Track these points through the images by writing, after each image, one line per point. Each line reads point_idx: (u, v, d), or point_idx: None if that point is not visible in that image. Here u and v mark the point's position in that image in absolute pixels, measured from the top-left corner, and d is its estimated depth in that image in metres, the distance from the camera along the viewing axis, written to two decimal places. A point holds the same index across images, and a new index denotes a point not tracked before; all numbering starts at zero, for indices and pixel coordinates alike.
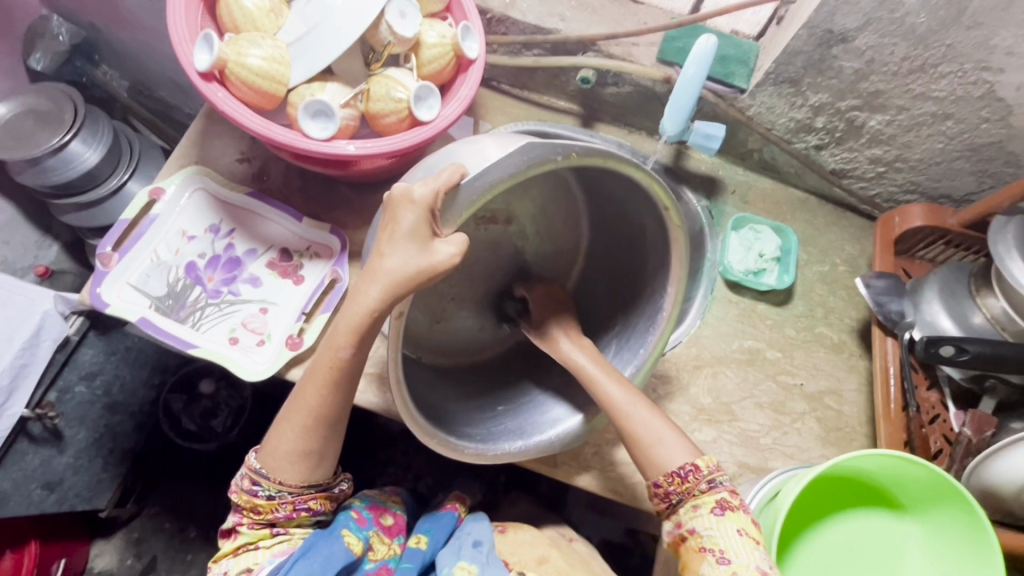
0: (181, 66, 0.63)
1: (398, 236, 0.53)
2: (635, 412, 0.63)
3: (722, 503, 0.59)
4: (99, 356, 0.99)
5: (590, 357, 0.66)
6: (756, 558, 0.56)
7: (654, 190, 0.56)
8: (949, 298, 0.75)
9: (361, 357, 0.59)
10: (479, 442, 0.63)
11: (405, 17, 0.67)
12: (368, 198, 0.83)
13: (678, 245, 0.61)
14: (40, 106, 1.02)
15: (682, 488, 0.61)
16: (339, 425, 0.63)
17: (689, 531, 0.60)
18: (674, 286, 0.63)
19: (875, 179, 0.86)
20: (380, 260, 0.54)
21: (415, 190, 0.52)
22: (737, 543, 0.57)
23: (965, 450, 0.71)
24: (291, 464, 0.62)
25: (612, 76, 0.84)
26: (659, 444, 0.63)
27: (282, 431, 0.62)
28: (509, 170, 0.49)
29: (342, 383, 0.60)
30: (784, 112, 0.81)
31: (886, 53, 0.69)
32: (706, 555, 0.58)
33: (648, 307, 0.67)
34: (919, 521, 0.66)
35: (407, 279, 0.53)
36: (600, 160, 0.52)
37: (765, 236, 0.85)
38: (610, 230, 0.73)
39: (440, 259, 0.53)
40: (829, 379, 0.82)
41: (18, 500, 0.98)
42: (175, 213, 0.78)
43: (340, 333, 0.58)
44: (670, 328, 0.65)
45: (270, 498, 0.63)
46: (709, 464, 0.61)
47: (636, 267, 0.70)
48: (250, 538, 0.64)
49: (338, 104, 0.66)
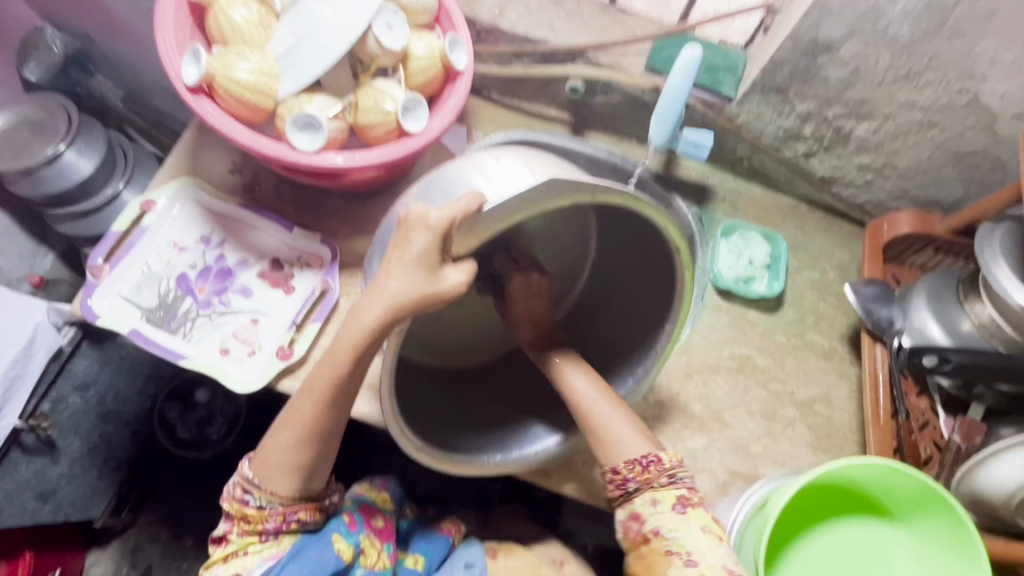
0: (169, 80, 0.63)
1: (407, 258, 0.54)
2: (599, 409, 0.63)
3: (682, 500, 0.63)
4: (93, 365, 0.99)
5: (589, 386, 0.64)
6: (721, 557, 0.60)
7: (664, 228, 0.55)
8: (938, 305, 0.76)
9: (360, 374, 0.60)
10: (456, 453, 0.63)
11: (392, 29, 0.67)
12: (358, 207, 0.83)
13: (684, 288, 0.60)
14: (35, 116, 1.03)
15: (642, 478, 0.63)
16: (334, 438, 0.63)
17: (652, 532, 0.62)
18: (674, 321, 0.63)
19: (864, 186, 0.86)
20: (386, 280, 0.55)
21: (430, 215, 0.52)
22: (702, 542, 0.60)
23: (954, 458, 0.72)
24: (283, 475, 0.62)
25: (601, 85, 0.85)
26: (615, 443, 0.63)
27: (276, 440, 0.62)
28: (525, 200, 0.49)
29: (336, 399, 0.60)
30: (772, 121, 0.81)
31: (871, 63, 0.69)
32: (673, 558, 0.60)
33: (645, 339, 0.68)
34: (908, 528, 0.66)
35: (411, 301, 0.54)
36: (621, 201, 0.51)
37: (754, 242, 0.86)
38: (619, 253, 0.72)
39: (448, 286, 0.53)
40: (819, 386, 0.82)
41: (12, 512, 0.98)
42: (166, 224, 0.79)
43: (342, 349, 0.58)
44: (664, 360, 0.66)
45: (260, 508, 0.64)
46: (671, 458, 0.64)
47: (638, 296, 0.69)
48: (240, 544, 0.64)
49: (326, 116, 0.66)
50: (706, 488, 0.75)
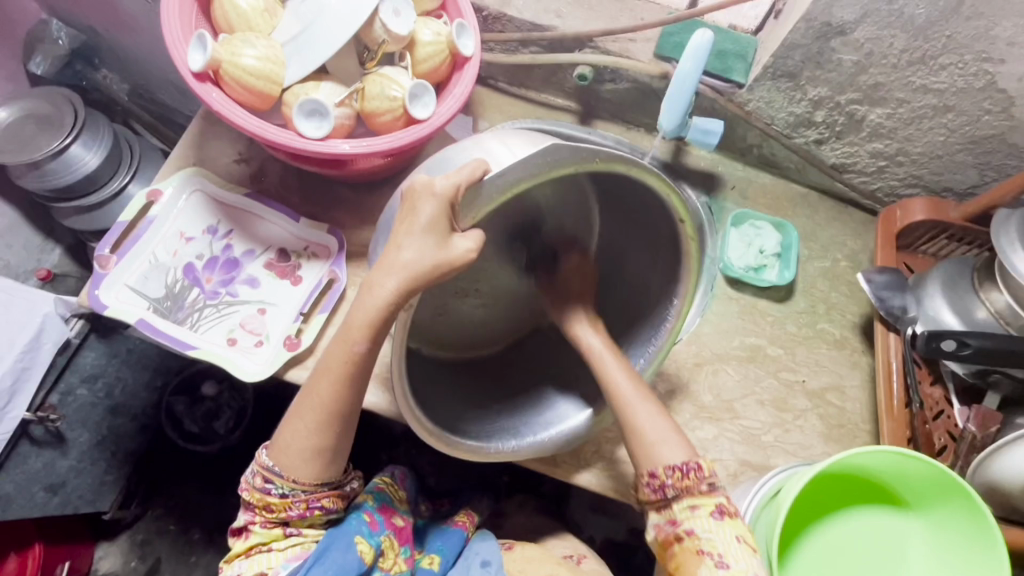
0: (174, 66, 0.63)
1: (415, 229, 0.53)
2: (606, 362, 0.66)
3: (720, 508, 0.61)
4: (101, 357, 1.02)
5: (606, 351, 0.67)
6: (754, 566, 0.58)
7: (669, 199, 0.56)
8: (953, 293, 0.74)
9: (376, 352, 0.59)
10: (469, 438, 0.63)
11: (399, 15, 0.67)
12: (365, 197, 0.83)
13: (690, 259, 0.61)
14: (39, 109, 1.02)
15: (681, 485, 0.62)
16: (351, 420, 0.62)
17: (686, 533, 0.61)
18: (682, 299, 0.63)
19: (876, 173, 0.85)
20: (396, 251, 0.54)
21: (436, 183, 0.52)
22: (736, 549, 0.59)
23: (969, 448, 0.70)
24: (304, 462, 0.62)
25: (609, 73, 0.84)
26: (656, 446, 0.64)
27: (295, 427, 0.61)
28: (529, 169, 0.49)
29: (357, 377, 0.60)
30: (783, 107, 0.80)
31: (885, 45, 0.68)
32: (703, 558, 0.59)
33: (653, 315, 0.68)
34: (923, 517, 0.65)
35: (423, 272, 0.53)
36: (626, 169, 0.53)
37: (765, 231, 0.85)
38: (623, 235, 0.71)
39: (458, 254, 0.53)
40: (831, 375, 0.81)
41: (22, 503, 0.97)
42: (172, 214, 0.79)
43: (357, 327, 0.57)
44: (674, 339, 0.66)
45: (283, 496, 0.63)
46: (710, 466, 0.63)
47: (643, 273, 0.70)
48: (264, 538, 0.64)
49: (333, 103, 0.65)
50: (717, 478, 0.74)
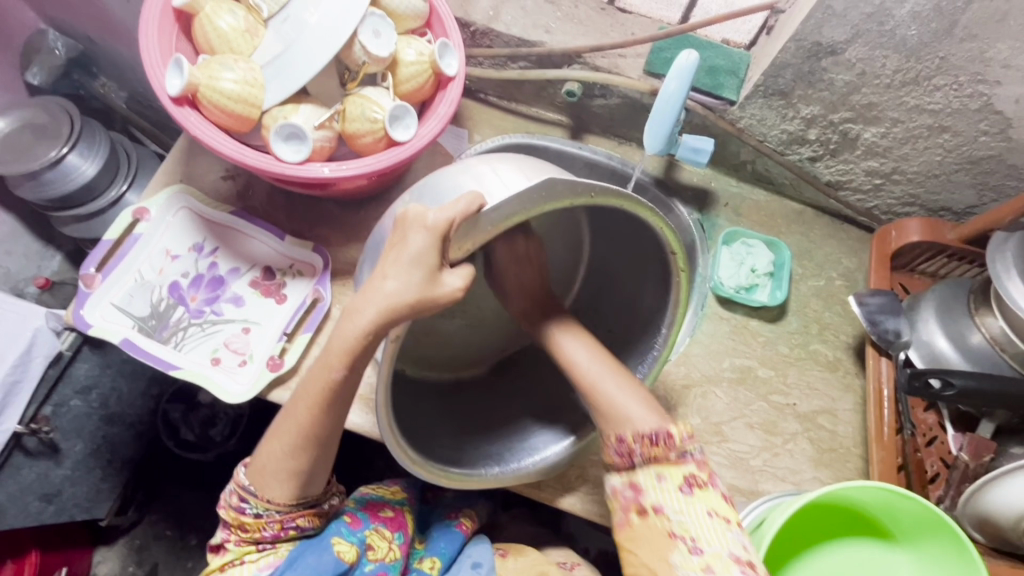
0: (153, 90, 0.63)
1: (404, 258, 0.52)
2: (604, 383, 0.61)
3: (690, 480, 0.55)
4: (94, 369, 0.98)
5: (587, 356, 0.64)
6: (728, 544, 0.53)
7: (659, 228, 0.54)
8: (946, 318, 0.73)
9: (354, 378, 0.58)
10: (453, 465, 0.62)
11: (380, 36, 0.66)
12: (353, 215, 0.83)
13: (679, 287, 0.59)
14: (36, 118, 1.03)
15: (649, 454, 0.56)
16: (331, 443, 0.62)
17: (653, 508, 0.55)
18: (669, 326, 0.61)
19: (872, 191, 0.83)
20: (381, 281, 0.53)
21: (430, 215, 0.52)
22: (709, 529, 0.53)
23: (962, 477, 0.69)
24: (282, 483, 0.61)
25: (599, 88, 0.83)
26: (625, 418, 0.59)
27: (271, 449, 0.61)
28: (524, 204, 0.47)
29: (334, 405, 0.59)
30: (776, 125, 0.78)
31: (877, 66, 0.66)
32: (676, 542, 0.53)
33: (642, 343, 0.67)
34: (910, 551, 0.63)
35: (407, 305, 0.52)
36: (622, 205, 0.51)
37: (757, 250, 0.83)
38: (613, 255, 0.73)
39: (445, 291, 0.53)
40: (823, 398, 0.80)
41: (15, 513, 0.98)
42: (159, 231, 0.79)
43: (335, 353, 0.56)
44: (661, 365, 0.64)
45: (257, 516, 0.63)
46: (682, 433, 0.57)
47: (633, 300, 0.69)
48: (237, 553, 0.64)
49: (312, 126, 0.65)
50: None
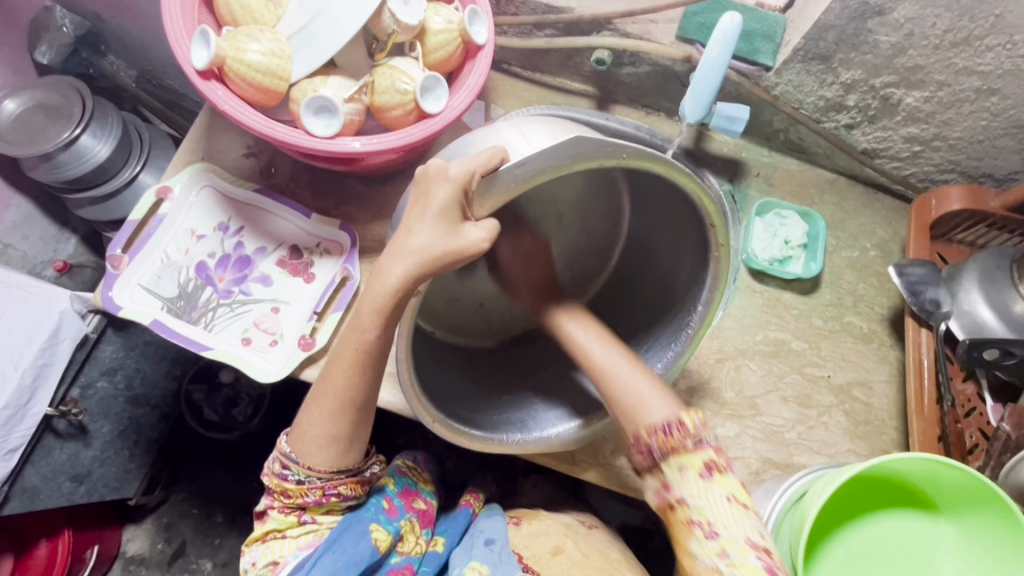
0: (179, 64, 0.61)
1: (427, 213, 0.52)
2: (621, 375, 0.59)
3: (709, 466, 0.53)
4: (118, 350, 0.97)
5: (599, 343, 0.63)
6: (745, 529, 0.52)
7: (696, 195, 0.53)
8: (990, 287, 0.72)
9: (388, 339, 0.57)
10: (480, 429, 0.62)
11: (408, 3, 0.63)
12: (377, 191, 0.81)
13: (719, 262, 0.58)
14: (47, 98, 1.00)
15: (666, 446, 0.54)
16: (368, 409, 0.62)
17: (677, 500, 0.53)
18: (705, 304, 0.60)
19: (910, 158, 0.81)
20: (407, 237, 0.52)
21: (452, 167, 0.51)
22: (726, 514, 0.52)
23: (1003, 447, 0.68)
24: (321, 449, 0.61)
25: (629, 56, 0.80)
26: (639, 406, 0.56)
27: (312, 414, 0.61)
28: (549, 164, 0.46)
29: (367, 367, 0.59)
30: (813, 91, 0.76)
31: (927, 25, 0.64)
32: (694, 528, 0.52)
33: (677, 319, 0.65)
34: (955, 522, 0.63)
35: (431, 259, 0.51)
36: (654, 167, 0.50)
37: (792, 221, 0.81)
38: (652, 231, 0.70)
39: (468, 243, 0.51)
40: (858, 370, 0.79)
41: (48, 494, 0.97)
42: (183, 211, 0.77)
43: (365, 313, 0.55)
44: (695, 345, 0.62)
45: (299, 483, 0.63)
46: (694, 420, 0.55)
47: (670, 276, 0.67)
48: (280, 524, 0.64)
49: (342, 98, 0.63)
50: (739, 476, 0.73)
